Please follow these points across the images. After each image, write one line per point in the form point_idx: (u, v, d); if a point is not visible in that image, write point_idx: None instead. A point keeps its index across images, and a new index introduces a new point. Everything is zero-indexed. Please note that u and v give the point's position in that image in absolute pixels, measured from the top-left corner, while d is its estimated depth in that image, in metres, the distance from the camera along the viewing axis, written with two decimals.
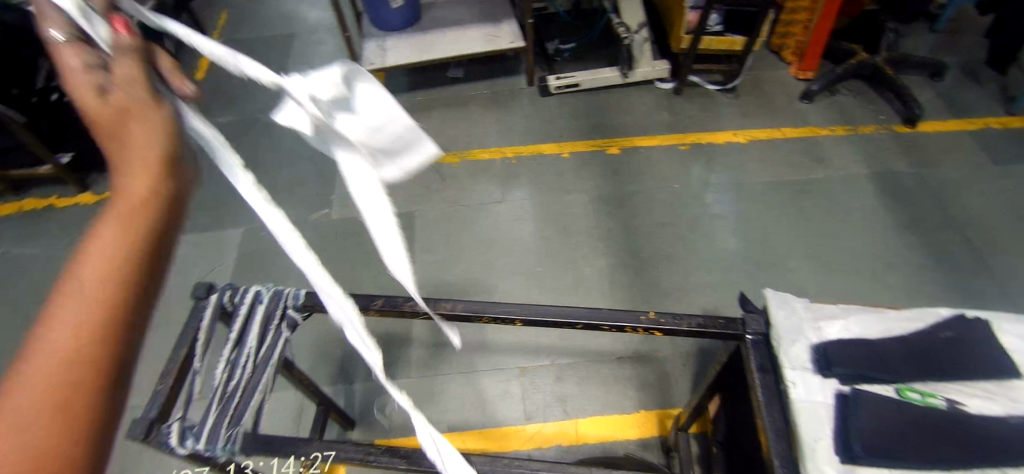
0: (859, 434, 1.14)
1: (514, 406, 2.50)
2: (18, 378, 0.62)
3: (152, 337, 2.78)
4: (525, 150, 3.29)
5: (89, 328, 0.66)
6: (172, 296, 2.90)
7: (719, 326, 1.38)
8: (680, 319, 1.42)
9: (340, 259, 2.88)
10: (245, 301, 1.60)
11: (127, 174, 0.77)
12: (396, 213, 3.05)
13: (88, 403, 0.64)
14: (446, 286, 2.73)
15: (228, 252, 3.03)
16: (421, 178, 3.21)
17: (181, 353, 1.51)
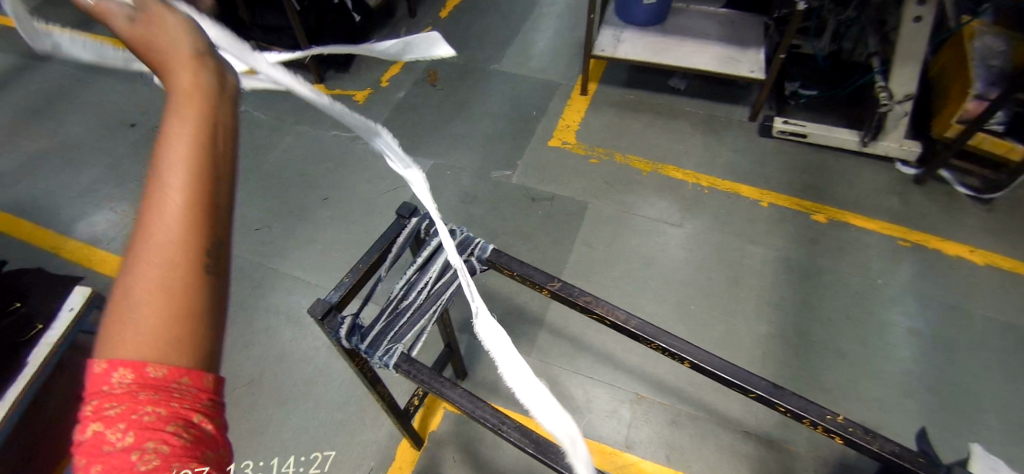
0: None
1: (616, 427, 2.31)
2: (115, 309, 0.70)
3: (332, 227, 3.15)
4: (722, 184, 3.14)
5: (165, 276, 0.71)
6: (360, 199, 3.25)
7: (915, 463, 1.31)
8: (870, 437, 1.34)
9: (508, 223, 2.99)
10: (439, 237, 1.76)
11: (173, 119, 0.77)
12: (572, 199, 3.08)
13: (192, 287, 0.72)
14: (597, 288, 2.72)
15: None
16: (608, 174, 3.20)
17: (372, 257, 1.67)
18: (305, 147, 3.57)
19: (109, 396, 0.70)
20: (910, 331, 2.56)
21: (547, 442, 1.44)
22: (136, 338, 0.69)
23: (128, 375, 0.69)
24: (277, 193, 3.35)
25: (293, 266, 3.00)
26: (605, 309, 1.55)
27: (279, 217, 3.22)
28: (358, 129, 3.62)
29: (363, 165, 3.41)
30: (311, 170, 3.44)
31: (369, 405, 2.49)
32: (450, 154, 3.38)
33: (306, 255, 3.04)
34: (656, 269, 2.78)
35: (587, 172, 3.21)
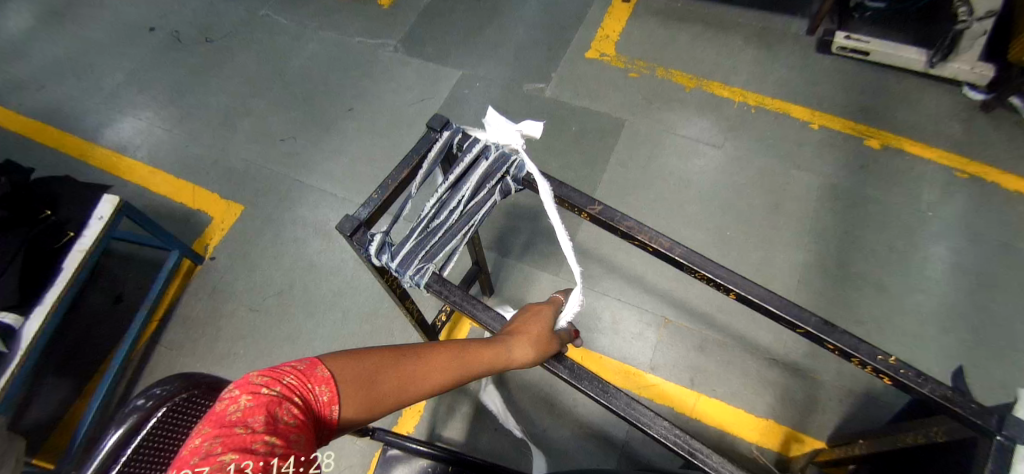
0: None
1: (641, 349, 2.31)
2: (370, 359, 1.01)
3: (357, 137, 3.06)
4: (771, 103, 2.92)
5: (393, 388, 1.01)
6: (384, 110, 3.13)
7: (965, 410, 1.14)
8: (921, 379, 1.18)
9: (539, 138, 2.86)
10: (474, 152, 1.55)
11: (486, 347, 1.16)
12: (608, 115, 2.91)
13: (387, 405, 1.01)
14: (628, 209, 2.63)
15: (442, 89, 3.13)
16: (648, 89, 2.99)
17: (404, 172, 1.49)
18: (327, 54, 3.39)
19: (304, 383, 0.93)
20: (954, 265, 2.45)
21: (584, 371, 1.31)
22: (352, 379, 0.97)
23: (326, 396, 0.94)
24: (301, 101, 3.24)
25: (319, 177, 2.95)
26: (648, 237, 1.41)
27: (304, 128, 3.13)
28: (383, 36, 3.42)
29: (388, 75, 3.24)
30: (335, 78, 3.30)
31: (394, 316, 2.53)
32: (479, 64, 3.19)
33: (331, 167, 2.98)
34: (694, 192, 2.66)
35: (625, 86, 3.01)
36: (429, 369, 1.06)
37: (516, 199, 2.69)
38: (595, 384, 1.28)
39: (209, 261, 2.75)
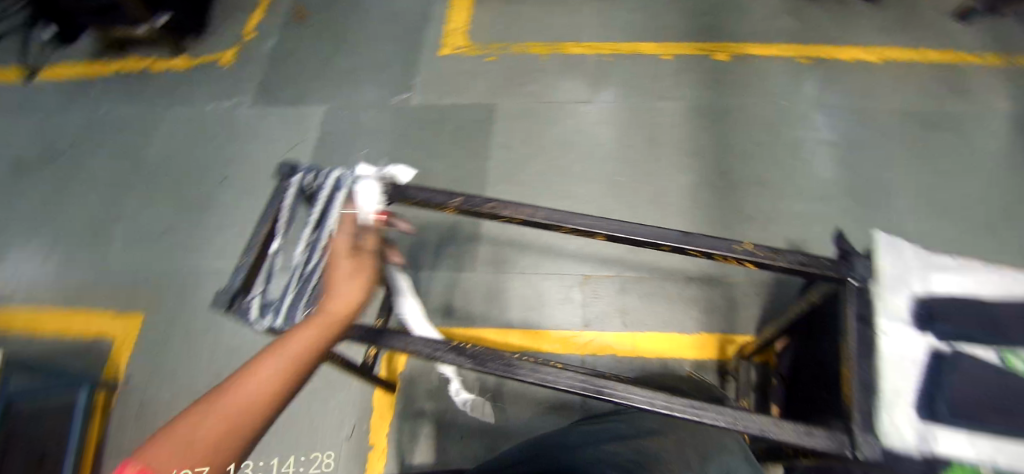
0: (946, 395, 1.09)
1: (571, 311, 2.38)
2: (188, 420, 0.97)
3: (241, 205, 2.95)
4: (622, 47, 3.07)
5: (225, 422, 0.98)
6: (259, 169, 3.02)
7: (820, 266, 1.25)
8: (774, 253, 1.28)
9: (420, 148, 2.86)
10: (328, 184, 1.48)
11: (305, 325, 1.13)
12: (478, 105, 2.95)
13: (237, 437, 0.98)
14: (521, 187, 2.69)
15: (311, 129, 3.06)
16: (508, 69, 3.05)
17: (262, 231, 1.44)
18: (183, 130, 3.23)
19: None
20: (819, 142, 2.68)
21: (484, 352, 1.24)
22: (177, 448, 0.94)
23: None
24: (170, 187, 3.07)
25: (214, 257, 2.82)
26: (508, 208, 1.38)
27: (181, 212, 2.97)
28: (235, 95, 3.29)
29: (253, 132, 3.13)
30: (198, 152, 3.15)
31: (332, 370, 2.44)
32: (340, 93, 3.14)
33: (223, 241, 2.85)
34: (578, 151, 2.75)
35: (485, 72, 3.06)
36: (256, 377, 1.02)
37: (415, 213, 2.68)
38: (496, 362, 1.22)
39: (123, 382, 2.58)
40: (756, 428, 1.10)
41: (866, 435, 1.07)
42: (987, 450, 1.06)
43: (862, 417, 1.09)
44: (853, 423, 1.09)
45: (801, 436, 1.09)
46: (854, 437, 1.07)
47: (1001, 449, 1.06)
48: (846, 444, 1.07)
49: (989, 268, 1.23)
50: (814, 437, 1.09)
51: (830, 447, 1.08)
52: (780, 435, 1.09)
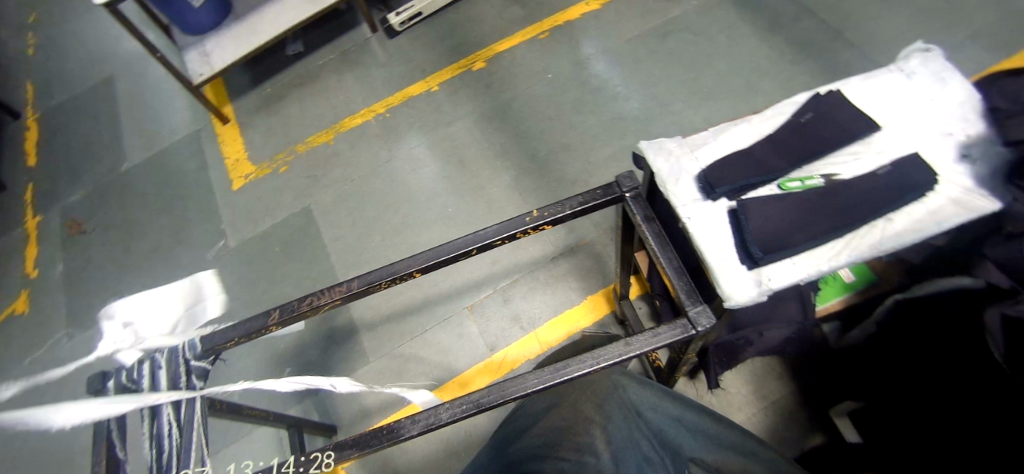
0: (755, 233, 1.07)
1: (468, 350, 1.76)
2: None
3: (146, 144, 2.41)
4: (580, 10, 2.21)
5: None
6: (134, 163, 2.38)
7: (595, 197, 1.04)
8: (609, 191, 1.04)
9: (373, 89, 2.27)
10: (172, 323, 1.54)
11: None
12: (432, 63, 2.25)
13: None
14: (460, 159, 2.02)
15: (202, 125, 2.39)
16: (416, 29, 2.34)
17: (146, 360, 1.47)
18: (66, 107, 2.61)
19: None
20: None
21: (363, 434, 0.93)
22: None
23: None
24: (67, 128, 2.54)
25: (95, 206, 2.30)
26: (345, 290, 1.02)
27: (60, 167, 2.43)
28: (130, 74, 2.62)
29: (145, 111, 2.50)
30: (106, 95, 2.60)
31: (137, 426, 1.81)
32: (241, 86, 2.41)
33: (81, 226, 2.26)
34: (571, 111, 2.00)
35: (450, 31, 2.31)
36: None
37: (330, 192, 2.10)
38: (380, 436, 0.91)
39: None
40: (622, 349, 0.93)
41: (699, 306, 0.94)
42: (808, 263, 1.06)
43: (690, 288, 0.95)
44: (684, 299, 0.95)
45: (652, 340, 0.93)
46: (689, 313, 0.93)
47: (816, 254, 1.06)
48: (690, 325, 0.93)
49: (887, 157, 1.14)
50: (663, 332, 0.93)
51: (675, 337, 0.93)
52: (631, 354, 0.92)
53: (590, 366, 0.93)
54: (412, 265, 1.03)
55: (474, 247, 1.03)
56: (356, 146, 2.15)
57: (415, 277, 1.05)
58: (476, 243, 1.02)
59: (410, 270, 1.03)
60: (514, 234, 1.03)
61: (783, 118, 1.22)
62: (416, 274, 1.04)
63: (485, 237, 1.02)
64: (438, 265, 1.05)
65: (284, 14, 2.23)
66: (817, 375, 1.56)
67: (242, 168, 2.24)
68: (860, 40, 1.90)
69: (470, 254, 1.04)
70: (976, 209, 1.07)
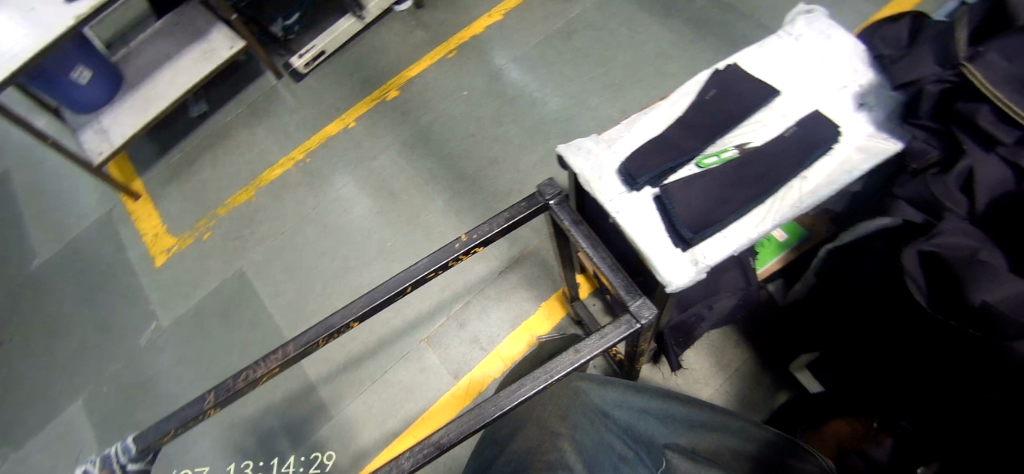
0: (683, 214, 1.08)
1: (433, 383, 1.71)
2: None
3: (54, 236, 2.23)
4: (482, 23, 2.22)
5: None
6: (43, 258, 2.19)
7: (517, 209, 1.03)
8: (530, 201, 1.03)
9: (289, 135, 2.19)
10: None
11: None
12: (345, 99, 2.21)
13: None
14: (392, 191, 1.98)
15: (113, 204, 2.24)
16: (322, 69, 2.28)
17: None
18: None
19: None
20: None
21: None
22: None
23: None
24: None
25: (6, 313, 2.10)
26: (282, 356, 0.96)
27: None
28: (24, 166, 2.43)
29: (46, 201, 2.32)
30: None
31: None
32: (149, 157, 2.28)
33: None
34: (493, 123, 2.00)
35: (358, 64, 2.27)
36: None
37: (262, 248, 2.00)
38: None
39: None
40: (574, 356, 0.91)
41: (638, 300, 0.94)
42: (739, 234, 1.07)
43: (626, 282, 0.96)
44: (623, 295, 0.95)
45: (600, 342, 0.92)
46: (630, 309, 0.93)
47: (745, 223, 1.08)
48: (633, 319, 0.93)
49: (791, 118, 1.18)
50: (609, 332, 0.93)
51: (623, 334, 0.92)
52: (583, 360, 0.91)
53: (544, 382, 0.90)
54: (346, 317, 0.98)
55: (408, 285, 1.00)
56: (281, 197, 2.07)
57: (353, 327, 1.00)
58: (409, 280, 0.99)
59: (345, 321, 0.98)
60: (444, 263, 1.00)
61: (689, 98, 1.25)
62: (354, 324, 1.00)
63: (418, 270, 0.99)
64: (375, 310, 1.00)
65: (180, 76, 2.12)
66: (769, 335, 1.62)
67: (164, 242, 2.11)
68: (751, 10, 1.98)
69: (404, 292, 1.00)
70: (880, 152, 1.12)
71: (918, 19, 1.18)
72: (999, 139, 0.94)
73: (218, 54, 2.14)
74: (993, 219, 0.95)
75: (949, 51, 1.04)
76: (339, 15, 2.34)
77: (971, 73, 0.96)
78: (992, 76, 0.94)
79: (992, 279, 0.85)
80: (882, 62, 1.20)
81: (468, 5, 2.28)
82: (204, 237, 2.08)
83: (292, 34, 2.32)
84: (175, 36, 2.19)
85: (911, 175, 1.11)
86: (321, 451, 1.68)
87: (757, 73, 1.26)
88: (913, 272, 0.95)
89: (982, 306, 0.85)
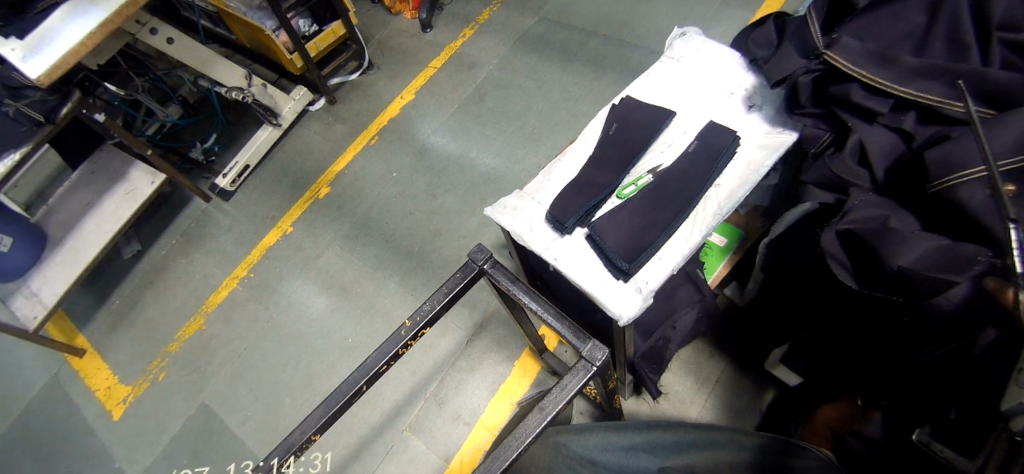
0: (615, 247, 1.10)
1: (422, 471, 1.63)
2: None
3: None
4: (396, 106, 2.30)
5: None
6: None
7: (456, 281, 1.02)
8: (466, 269, 1.03)
9: (230, 253, 2.16)
10: None
11: None
12: (280, 205, 2.21)
13: None
14: (343, 285, 1.96)
15: (52, 366, 2.10)
16: (252, 182, 2.30)
17: None
18: None
19: None
20: None
21: None
22: None
23: None
24: None
25: None
26: None
27: None
28: None
29: None
30: None
31: None
32: (87, 307, 2.18)
33: None
34: (427, 196, 2.03)
35: (285, 171, 2.29)
36: None
37: (220, 375, 1.92)
38: None
39: None
40: (539, 416, 0.87)
41: (587, 345, 0.93)
42: (672, 251, 1.10)
43: (575, 331, 0.95)
44: (574, 344, 0.94)
45: (562, 394, 0.89)
46: (583, 354, 0.92)
47: (676, 240, 1.11)
48: (589, 363, 0.91)
49: (692, 134, 1.24)
50: (569, 383, 0.90)
51: (582, 378, 0.90)
52: (551, 413, 0.87)
53: (516, 450, 0.85)
54: (305, 432, 0.89)
55: (363, 382, 0.94)
56: (232, 318, 2.01)
57: (316, 440, 0.91)
58: (361, 378, 0.93)
59: (307, 435, 0.89)
60: (394, 353, 0.96)
61: (596, 136, 1.30)
62: (315, 437, 0.91)
63: (370, 365, 0.94)
64: (333, 417, 0.92)
65: (105, 221, 2.07)
66: (739, 338, 1.64)
67: (117, 393, 1.98)
68: (640, 39, 2.12)
69: (362, 390, 0.94)
70: (780, 145, 1.17)
71: (780, 20, 1.27)
72: (875, 111, 1.01)
73: (141, 192, 2.12)
74: (895, 184, 0.99)
75: (807, 42, 1.13)
76: (257, 127, 2.38)
77: (833, 59, 1.04)
78: (850, 57, 1.03)
79: (900, 244, 0.89)
80: (758, 64, 1.27)
81: (379, 92, 2.36)
82: (157, 377, 1.98)
83: (214, 155, 2.38)
84: (94, 183, 2.15)
85: (813, 158, 1.14)
86: (320, 451, 1.73)
87: (651, 99, 1.33)
88: (834, 250, 0.98)
89: (897, 271, 0.88)
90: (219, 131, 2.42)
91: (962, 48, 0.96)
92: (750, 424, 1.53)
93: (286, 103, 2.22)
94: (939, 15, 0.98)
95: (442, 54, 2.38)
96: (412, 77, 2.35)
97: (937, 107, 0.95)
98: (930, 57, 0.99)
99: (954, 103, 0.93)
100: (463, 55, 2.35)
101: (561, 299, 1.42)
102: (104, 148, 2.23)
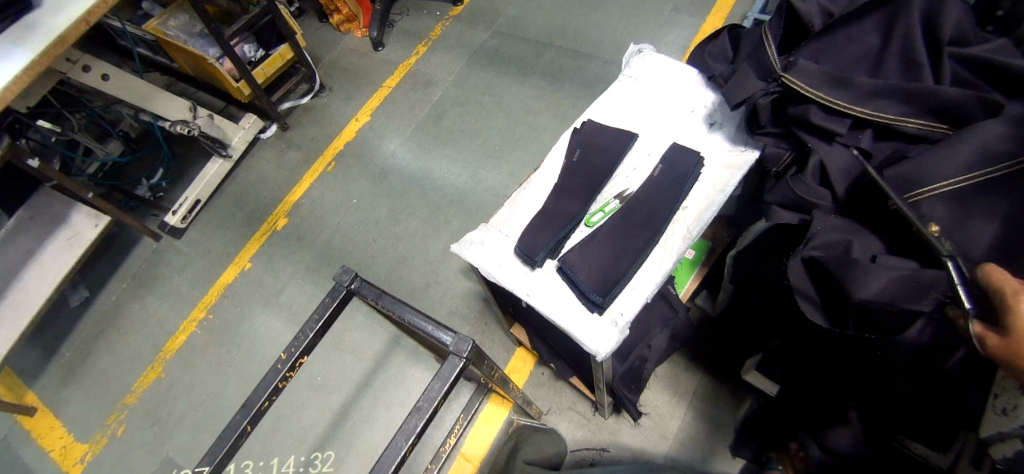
0: (587, 280, 1.08)
1: None
2: None
3: None
4: (352, 128, 2.22)
5: None
6: None
7: (327, 304, 1.00)
8: (335, 293, 1.01)
9: (186, 293, 2.06)
10: None
11: None
12: (237, 240, 2.11)
13: None
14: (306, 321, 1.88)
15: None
16: (205, 217, 2.19)
17: None
18: None
19: None
20: None
21: None
22: None
23: None
24: None
25: None
26: None
27: None
28: None
29: None
30: None
31: None
32: (34, 362, 2.04)
33: None
34: (390, 221, 1.97)
35: (239, 203, 2.19)
36: None
37: (183, 425, 1.82)
38: None
39: None
40: (417, 416, 0.86)
41: (455, 338, 0.91)
42: (645, 279, 1.08)
43: (441, 328, 0.94)
44: (444, 343, 0.92)
45: (434, 392, 0.88)
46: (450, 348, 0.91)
47: (648, 267, 1.09)
48: (457, 356, 0.90)
49: (656, 156, 1.23)
50: (438, 381, 0.89)
51: (454, 371, 0.89)
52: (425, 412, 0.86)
53: (395, 457, 0.84)
54: None
55: (248, 421, 0.92)
56: (192, 364, 1.92)
57: None
58: (245, 418, 0.91)
59: None
60: (275, 386, 0.94)
61: (560, 163, 1.27)
62: None
63: (251, 404, 0.92)
64: (224, 462, 0.91)
65: (47, 270, 1.92)
66: (714, 349, 1.65)
67: (73, 454, 1.85)
68: (595, 49, 2.10)
69: (247, 429, 0.92)
70: (743, 164, 1.17)
71: (735, 32, 1.28)
72: (835, 132, 1.01)
73: (85, 236, 1.99)
74: (856, 204, 1.00)
75: (764, 65, 1.13)
76: (207, 159, 2.28)
77: (792, 81, 1.04)
78: (809, 80, 1.03)
79: (864, 276, 0.89)
80: (716, 81, 1.27)
81: (333, 115, 2.28)
82: (115, 432, 1.86)
83: (162, 191, 2.26)
84: (33, 230, 2.00)
85: (775, 178, 1.14)
86: (320, 451, 1.67)
87: (613, 121, 1.31)
88: (802, 280, 0.97)
89: (861, 303, 0.89)
90: (166, 165, 2.30)
91: (916, 68, 0.96)
92: (730, 435, 1.54)
93: (237, 133, 2.13)
94: (893, 35, 0.99)
95: (397, 72, 2.31)
96: (367, 98, 2.28)
97: (894, 125, 0.96)
98: (885, 77, 1.00)
99: (910, 120, 0.94)
100: (417, 72, 2.28)
101: (536, 329, 1.39)
102: (41, 190, 2.07)
